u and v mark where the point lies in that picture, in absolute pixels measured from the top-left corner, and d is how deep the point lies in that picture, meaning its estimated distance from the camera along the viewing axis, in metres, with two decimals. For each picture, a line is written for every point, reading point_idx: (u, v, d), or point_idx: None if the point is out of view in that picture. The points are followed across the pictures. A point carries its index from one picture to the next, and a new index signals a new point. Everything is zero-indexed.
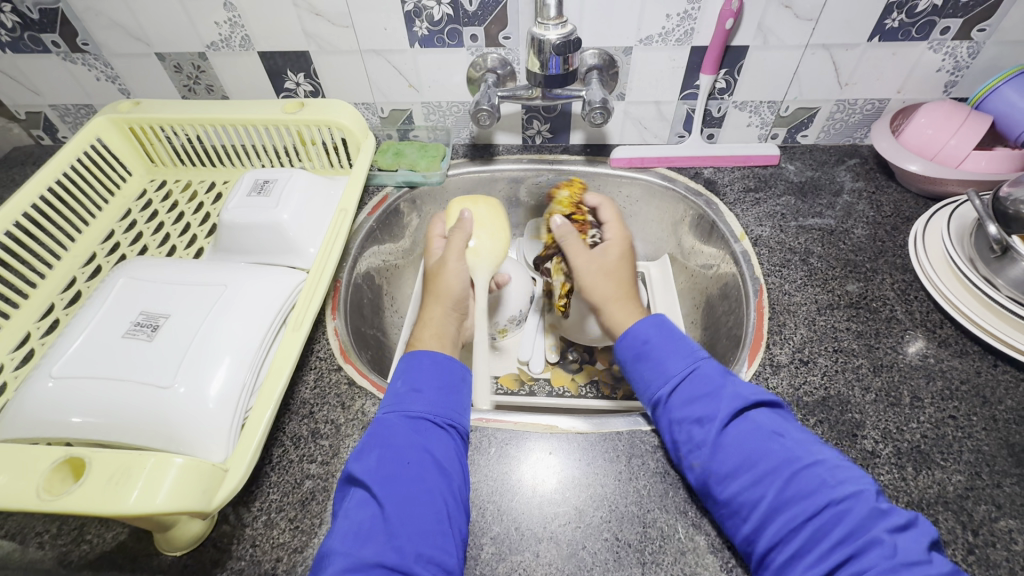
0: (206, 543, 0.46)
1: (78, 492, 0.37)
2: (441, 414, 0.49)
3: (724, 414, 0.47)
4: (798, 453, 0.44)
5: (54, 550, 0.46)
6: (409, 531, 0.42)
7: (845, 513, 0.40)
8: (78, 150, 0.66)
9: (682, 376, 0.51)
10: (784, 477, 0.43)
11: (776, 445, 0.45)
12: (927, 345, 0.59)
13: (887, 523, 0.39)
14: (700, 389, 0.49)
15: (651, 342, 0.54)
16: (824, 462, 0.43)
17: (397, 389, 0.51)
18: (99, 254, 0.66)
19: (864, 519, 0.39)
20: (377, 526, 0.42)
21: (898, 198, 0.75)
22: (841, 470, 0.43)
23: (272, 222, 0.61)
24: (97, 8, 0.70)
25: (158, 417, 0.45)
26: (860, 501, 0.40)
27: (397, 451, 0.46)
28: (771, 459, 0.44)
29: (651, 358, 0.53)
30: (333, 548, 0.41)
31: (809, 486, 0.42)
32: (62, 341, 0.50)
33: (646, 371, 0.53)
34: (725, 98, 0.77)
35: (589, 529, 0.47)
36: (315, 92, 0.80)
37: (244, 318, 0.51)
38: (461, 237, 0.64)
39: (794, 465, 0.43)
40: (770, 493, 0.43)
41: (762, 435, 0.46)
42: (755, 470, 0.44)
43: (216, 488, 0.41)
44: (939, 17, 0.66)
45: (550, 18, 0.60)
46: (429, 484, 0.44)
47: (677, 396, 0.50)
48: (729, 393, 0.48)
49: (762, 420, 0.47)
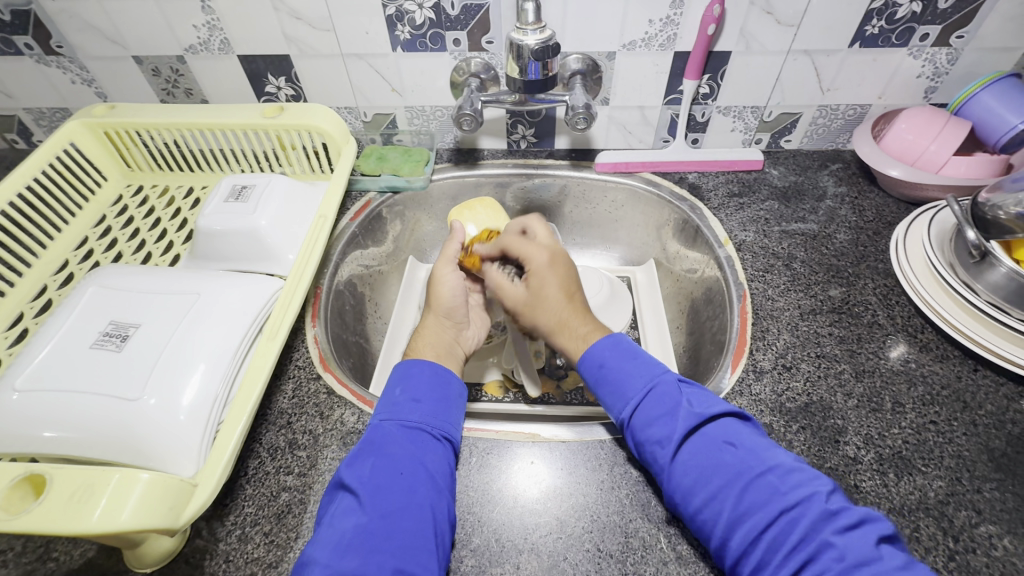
0: (177, 559, 0.45)
1: (38, 510, 0.36)
2: (438, 426, 0.49)
3: (679, 434, 0.45)
4: (749, 462, 0.43)
5: (18, 568, 0.44)
6: (392, 546, 0.40)
7: (799, 517, 0.39)
8: (50, 155, 0.65)
9: (641, 396, 0.49)
10: (738, 489, 0.42)
11: (727, 455, 0.44)
12: (909, 350, 0.59)
13: (835, 526, 0.38)
14: (656, 410, 0.47)
15: (607, 365, 0.52)
16: (776, 468, 0.42)
17: (395, 397, 0.51)
18: (71, 261, 0.64)
19: (814, 523, 0.38)
20: (359, 537, 0.40)
21: (880, 203, 0.75)
22: (792, 474, 0.41)
23: (250, 229, 0.60)
24: (71, 10, 0.69)
25: (127, 430, 0.44)
26: (811, 504, 0.39)
27: (391, 461, 0.45)
28: (723, 472, 0.43)
29: (608, 381, 0.51)
30: (314, 557, 0.39)
31: (762, 497, 0.41)
32: (29, 352, 0.48)
33: (607, 396, 0.51)
34: (709, 102, 0.77)
35: (571, 540, 0.47)
36: (297, 96, 0.79)
37: (218, 327, 0.50)
38: (454, 247, 0.67)
39: (746, 476, 0.42)
40: (728, 507, 0.42)
41: (712, 448, 0.44)
42: (710, 485, 0.43)
43: (185, 503, 0.40)
44: (918, 24, 0.66)
45: (529, 23, 0.60)
46: (421, 497, 0.43)
47: (637, 418, 0.48)
48: (684, 411, 0.46)
49: (713, 430, 0.45)
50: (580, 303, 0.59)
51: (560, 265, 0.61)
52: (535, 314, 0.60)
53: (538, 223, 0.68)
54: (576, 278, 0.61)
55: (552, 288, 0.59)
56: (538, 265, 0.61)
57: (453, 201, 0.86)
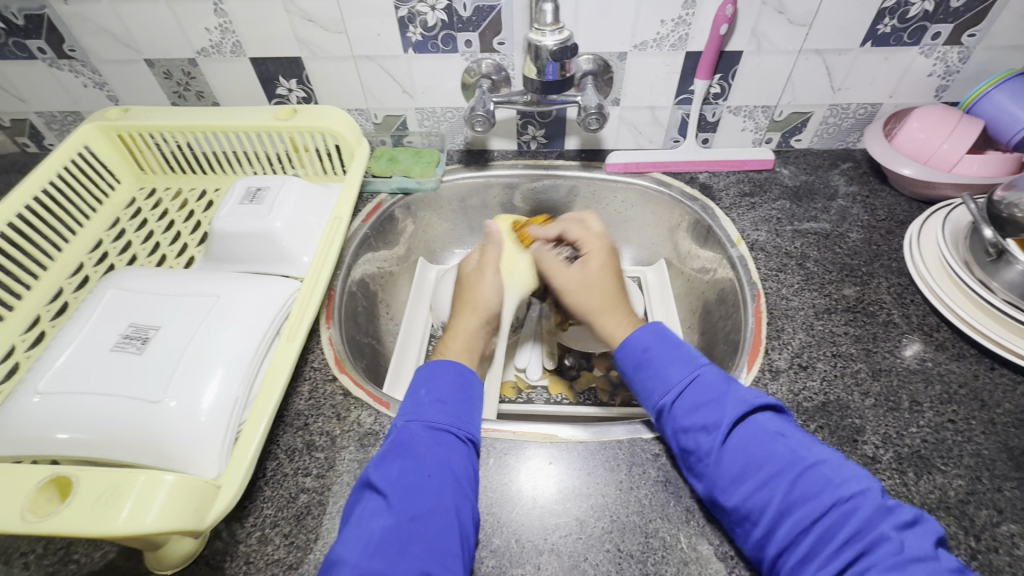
0: (198, 561, 0.45)
1: (63, 514, 0.36)
2: (462, 427, 0.49)
3: (730, 421, 0.45)
4: (800, 453, 0.43)
5: (40, 570, 0.44)
6: (417, 550, 0.40)
7: (853, 510, 0.39)
8: (65, 158, 0.65)
9: (687, 383, 0.49)
10: (790, 478, 0.42)
11: (779, 445, 0.44)
12: (924, 349, 0.59)
13: (892, 521, 0.38)
14: (706, 395, 0.48)
15: (652, 349, 0.53)
16: (826, 461, 0.42)
17: (421, 398, 0.51)
18: (87, 264, 0.64)
19: (871, 516, 0.38)
20: (388, 538, 0.40)
21: (892, 202, 0.75)
22: (844, 469, 0.42)
23: (265, 231, 0.60)
24: (84, 13, 0.69)
25: (147, 432, 0.44)
26: (866, 499, 0.39)
27: (418, 461, 0.45)
28: (774, 461, 0.43)
29: (651, 366, 0.52)
30: (343, 557, 0.39)
31: (813, 487, 0.41)
32: (48, 355, 0.49)
33: (648, 381, 0.52)
34: (720, 102, 0.77)
35: (591, 540, 0.47)
36: (308, 98, 0.79)
37: (237, 329, 0.50)
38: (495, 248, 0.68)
39: (797, 467, 0.42)
40: (778, 495, 0.41)
41: (764, 436, 0.44)
42: (760, 473, 0.43)
43: (208, 506, 0.40)
44: (930, 23, 0.66)
45: (546, 24, 0.60)
46: (445, 500, 0.43)
47: (684, 404, 0.48)
48: (733, 398, 0.47)
49: (763, 420, 0.46)
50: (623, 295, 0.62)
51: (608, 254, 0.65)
52: (584, 295, 0.62)
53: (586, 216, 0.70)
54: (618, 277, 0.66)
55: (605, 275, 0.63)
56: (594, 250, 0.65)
57: (463, 203, 0.86)
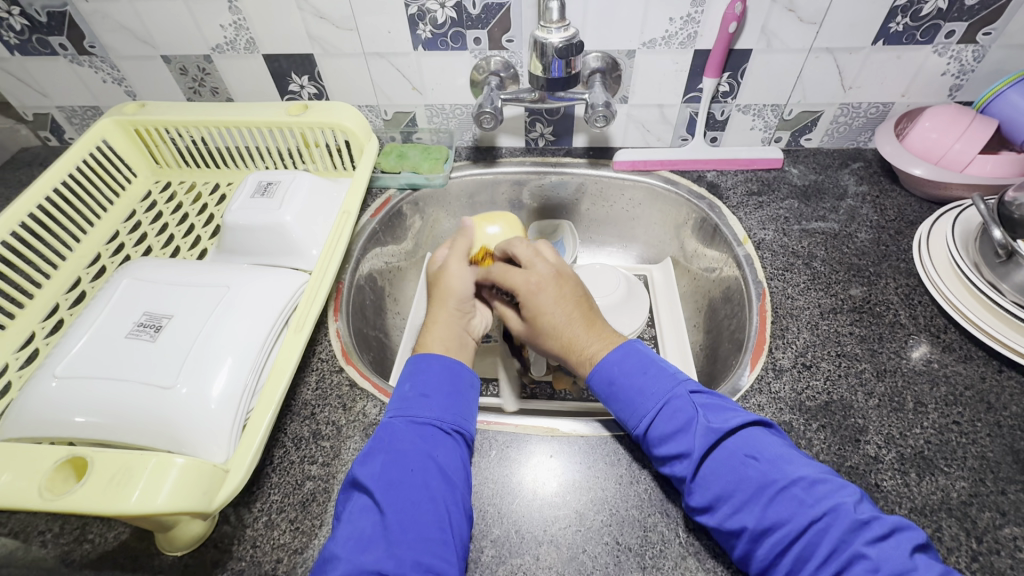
0: (207, 543, 0.46)
1: (80, 491, 0.37)
2: (448, 419, 0.49)
3: (698, 450, 0.45)
4: (773, 475, 0.43)
5: (57, 549, 0.46)
6: (408, 539, 0.41)
7: (827, 530, 0.39)
8: (85, 152, 0.67)
9: (655, 411, 0.49)
10: (762, 503, 0.42)
11: (750, 469, 0.44)
12: (932, 351, 0.58)
13: (866, 536, 0.39)
14: (673, 423, 0.48)
15: (618, 382, 0.52)
16: (799, 481, 0.42)
17: (406, 394, 0.51)
18: (103, 255, 0.66)
19: (844, 534, 0.39)
20: (377, 533, 0.41)
21: (902, 202, 0.75)
22: (818, 487, 0.41)
23: (276, 224, 0.61)
24: (104, 11, 0.71)
25: (160, 418, 0.45)
26: (839, 516, 0.39)
27: (401, 455, 0.45)
28: (746, 485, 0.43)
29: (620, 398, 0.51)
30: (337, 553, 0.40)
31: (788, 509, 0.41)
32: (66, 341, 0.50)
33: (621, 411, 0.52)
34: (729, 101, 0.77)
35: (590, 533, 0.47)
36: (319, 94, 0.80)
37: (248, 319, 0.51)
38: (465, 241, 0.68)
39: (770, 489, 0.42)
40: (751, 521, 0.42)
41: (734, 461, 0.44)
42: (733, 499, 0.43)
43: (217, 489, 0.41)
44: (944, 21, 0.65)
45: (552, 21, 0.60)
46: (432, 491, 0.44)
47: (652, 434, 0.48)
48: (700, 427, 0.46)
49: (733, 443, 0.45)
50: (591, 313, 0.59)
51: (567, 281, 0.62)
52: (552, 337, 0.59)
53: (548, 248, 0.66)
54: (580, 291, 0.62)
55: (549, 302, 0.60)
56: (527, 289, 0.61)
57: (471, 199, 0.87)
